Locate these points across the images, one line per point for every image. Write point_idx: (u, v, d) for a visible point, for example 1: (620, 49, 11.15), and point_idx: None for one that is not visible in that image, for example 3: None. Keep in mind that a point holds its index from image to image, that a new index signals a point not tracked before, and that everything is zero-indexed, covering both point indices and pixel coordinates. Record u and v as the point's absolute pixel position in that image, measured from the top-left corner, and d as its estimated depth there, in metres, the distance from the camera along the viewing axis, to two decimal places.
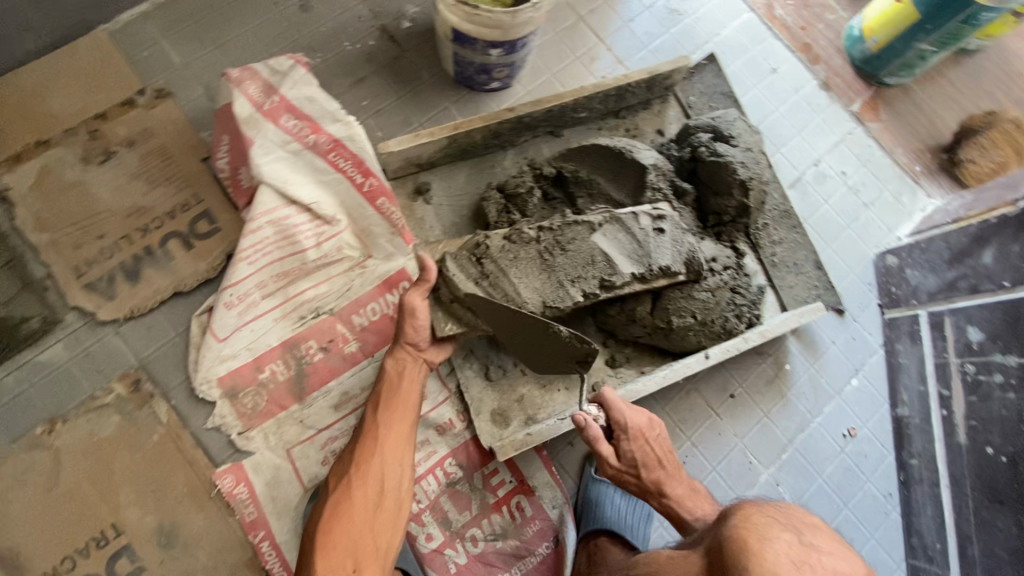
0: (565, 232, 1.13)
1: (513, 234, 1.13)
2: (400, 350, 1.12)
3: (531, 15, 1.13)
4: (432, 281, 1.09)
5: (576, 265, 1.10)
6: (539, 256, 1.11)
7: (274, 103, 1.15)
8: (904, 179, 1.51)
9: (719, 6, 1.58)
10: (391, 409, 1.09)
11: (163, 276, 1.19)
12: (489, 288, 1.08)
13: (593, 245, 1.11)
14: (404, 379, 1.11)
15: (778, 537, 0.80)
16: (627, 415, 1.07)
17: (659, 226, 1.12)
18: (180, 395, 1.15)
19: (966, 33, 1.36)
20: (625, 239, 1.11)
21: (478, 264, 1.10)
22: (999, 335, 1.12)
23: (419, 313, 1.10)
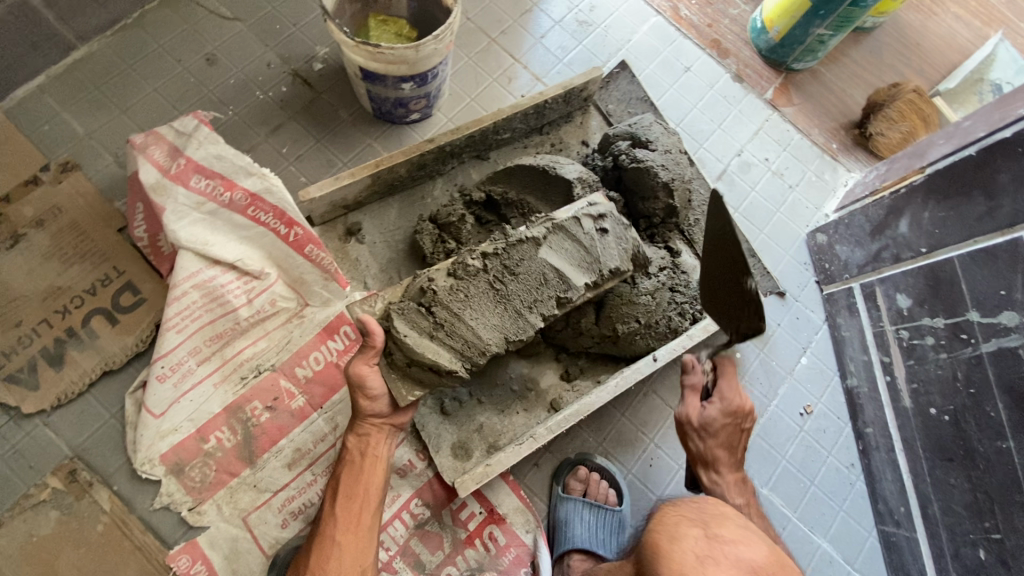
0: (510, 253, 1.03)
1: (458, 269, 1.02)
2: (361, 426, 1.04)
3: (434, 47, 1.13)
4: (379, 344, 0.98)
5: (529, 288, 1.03)
6: (491, 287, 1.02)
7: (180, 165, 1.13)
8: (823, 158, 1.57)
9: (626, 13, 1.62)
10: (350, 501, 1.01)
11: (89, 356, 1.13)
12: (447, 338, 0.99)
13: (544, 263, 1.03)
14: (365, 460, 1.04)
15: (686, 535, 0.86)
16: (736, 396, 1.01)
17: (603, 226, 1.07)
18: (121, 479, 1.10)
19: (857, 15, 1.42)
20: (572, 247, 1.05)
21: (429, 314, 0.99)
22: (924, 298, 1.15)
23: (371, 384, 1.00)
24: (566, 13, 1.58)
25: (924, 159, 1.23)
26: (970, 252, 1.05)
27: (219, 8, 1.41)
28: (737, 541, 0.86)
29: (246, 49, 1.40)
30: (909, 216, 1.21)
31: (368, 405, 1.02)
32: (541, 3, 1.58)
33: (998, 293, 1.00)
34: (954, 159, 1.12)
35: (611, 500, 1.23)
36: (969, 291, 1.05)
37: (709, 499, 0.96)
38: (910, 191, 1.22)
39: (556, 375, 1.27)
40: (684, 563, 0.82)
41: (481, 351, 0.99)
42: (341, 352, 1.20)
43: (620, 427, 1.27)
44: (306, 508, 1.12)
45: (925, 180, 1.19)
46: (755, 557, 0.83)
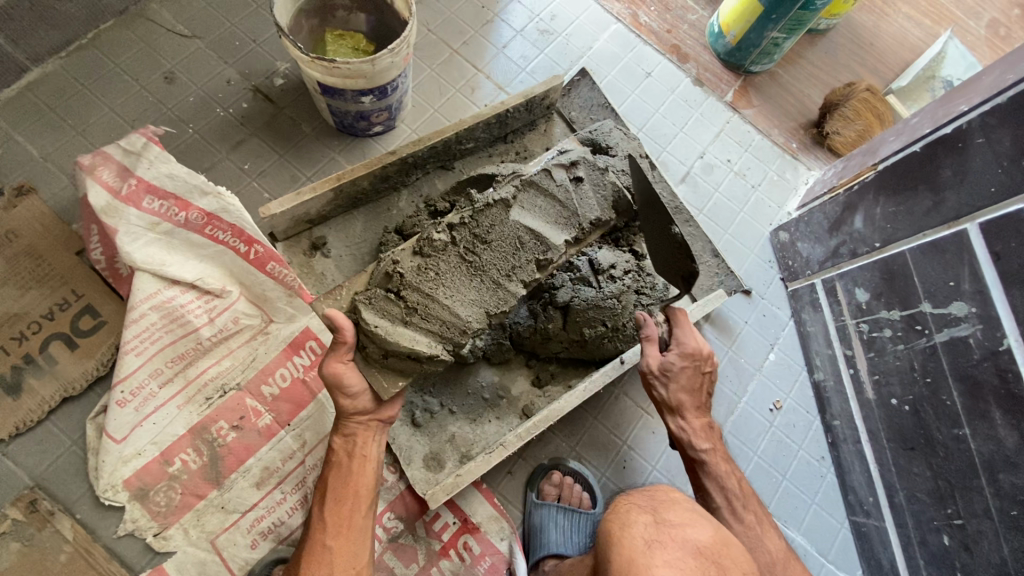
0: (480, 220, 1.02)
1: (425, 247, 1.00)
2: (348, 425, 1.01)
3: (390, 60, 1.13)
4: (350, 339, 0.95)
5: (505, 253, 1.00)
6: (462, 260, 1.00)
7: (131, 186, 1.12)
8: (784, 157, 1.60)
9: (587, 20, 1.64)
10: (340, 504, 0.98)
11: (47, 383, 1.11)
12: (423, 321, 0.97)
13: (516, 224, 1.01)
14: (354, 461, 1.01)
15: (636, 521, 0.94)
16: (691, 336, 1.06)
17: (575, 176, 1.06)
18: (85, 507, 1.08)
19: (809, 18, 1.45)
20: (545, 204, 1.04)
21: (398, 299, 0.97)
22: (881, 291, 1.18)
23: (349, 382, 0.96)
24: (527, 22, 1.60)
25: (876, 156, 1.26)
26: (920, 245, 1.08)
27: (176, 26, 1.40)
28: (685, 525, 0.93)
29: (206, 66, 1.39)
30: (863, 211, 1.24)
31: (350, 405, 0.99)
32: (502, 12, 1.60)
33: (947, 284, 1.03)
34: (903, 155, 1.15)
35: (586, 503, 1.22)
36: (920, 283, 1.08)
37: (660, 488, 1.05)
38: (863, 187, 1.25)
39: (527, 381, 1.28)
40: (634, 547, 0.90)
41: (461, 331, 0.97)
42: (307, 367, 1.19)
43: (593, 430, 1.28)
44: (276, 527, 1.11)
45: (877, 177, 1.22)
46: (699, 534, 0.92)
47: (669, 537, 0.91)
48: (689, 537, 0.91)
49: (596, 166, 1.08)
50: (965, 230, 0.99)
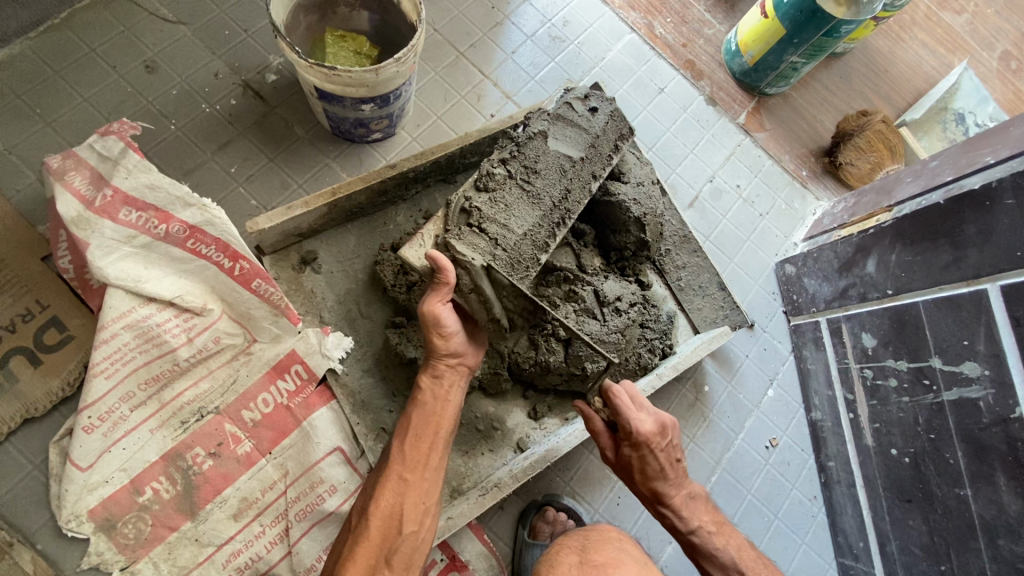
0: (526, 153, 1.07)
1: (488, 182, 1.04)
2: (435, 367, 0.99)
3: (396, 70, 1.05)
4: (453, 279, 0.93)
5: (555, 180, 1.07)
6: (523, 190, 1.04)
7: (106, 197, 1.02)
8: (793, 185, 1.57)
9: (601, 29, 1.56)
10: (419, 441, 0.93)
11: (6, 402, 1.03)
12: (508, 250, 0.99)
13: (559, 153, 1.08)
14: (438, 403, 0.97)
15: (561, 563, 0.90)
16: (635, 420, 0.93)
17: (591, 106, 1.13)
18: (46, 537, 1.01)
19: (830, 45, 1.40)
20: (574, 133, 1.10)
21: (482, 233, 0.99)
22: (889, 340, 1.16)
23: (446, 321, 0.95)
24: (538, 27, 1.52)
25: (892, 197, 1.23)
26: (935, 298, 1.06)
27: (161, 9, 1.29)
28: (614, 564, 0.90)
29: (191, 56, 1.28)
30: (876, 256, 1.20)
31: (443, 345, 0.98)
32: (513, 15, 1.51)
33: (961, 343, 1.00)
34: (922, 203, 1.12)
35: None
36: (932, 337, 1.06)
37: (596, 529, 1.00)
38: (877, 231, 1.22)
39: (522, 412, 1.23)
40: None
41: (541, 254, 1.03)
42: (292, 392, 1.13)
43: (588, 464, 1.25)
44: (253, 563, 1.05)
45: (892, 222, 1.18)
46: None
47: None
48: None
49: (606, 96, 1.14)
50: (985, 290, 0.96)
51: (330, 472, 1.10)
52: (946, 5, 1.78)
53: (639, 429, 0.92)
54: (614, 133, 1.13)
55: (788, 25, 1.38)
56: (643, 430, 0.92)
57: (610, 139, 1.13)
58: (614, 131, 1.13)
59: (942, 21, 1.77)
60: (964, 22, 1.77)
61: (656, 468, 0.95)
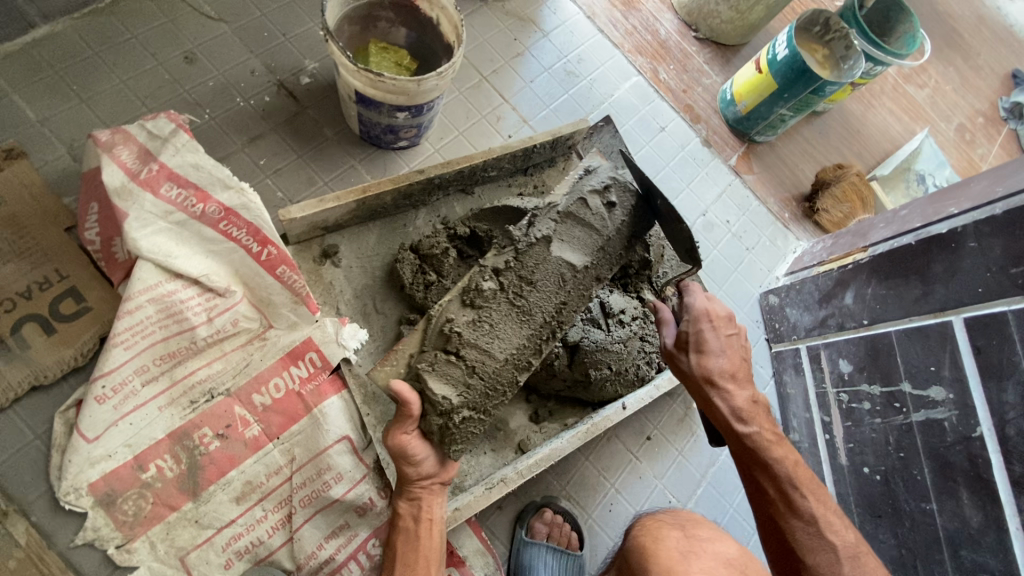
0: (524, 262, 1.01)
1: (476, 299, 0.97)
2: (412, 490, 0.97)
3: (436, 83, 1.13)
4: (417, 413, 0.90)
5: (551, 292, 1.01)
6: (513, 306, 0.98)
7: (152, 171, 1.05)
8: (777, 225, 1.70)
9: (611, 68, 1.70)
10: (409, 570, 0.93)
11: (15, 368, 1.02)
12: (484, 376, 0.94)
13: (560, 260, 1.02)
14: (420, 526, 0.96)
15: (668, 535, 0.99)
16: (701, 299, 0.99)
17: (608, 201, 1.06)
18: (42, 509, 1.00)
19: (815, 101, 1.57)
20: (582, 233, 1.04)
21: (458, 360, 0.93)
22: (864, 365, 1.27)
23: (413, 451, 0.93)
24: (555, 61, 1.65)
25: (867, 239, 1.37)
26: (905, 329, 1.18)
27: (204, 6, 1.35)
28: (711, 538, 1.01)
29: (230, 52, 1.34)
30: (854, 289, 1.33)
31: (414, 471, 0.95)
32: (533, 48, 1.64)
33: (929, 368, 1.12)
34: (894, 244, 1.25)
35: (574, 544, 1.22)
36: (903, 363, 1.18)
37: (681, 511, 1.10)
38: (855, 267, 1.34)
39: (524, 415, 1.28)
40: (670, 554, 0.95)
41: (518, 373, 0.98)
42: (304, 379, 1.15)
43: (584, 470, 1.30)
44: (253, 547, 1.05)
45: (868, 260, 1.31)
46: (725, 549, 1.00)
47: (700, 549, 0.98)
48: (717, 550, 0.99)
49: (627, 188, 1.07)
50: (951, 322, 1.09)
51: (337, 460, 1.11)
52: (911, 79, 2.02)
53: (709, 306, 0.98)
54: (627, 232, 1.06)
55: (780, 80, 1.54)
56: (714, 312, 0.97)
57: (624, 236, 1.06)
58: (630, 228, 1.06)
59: (907, 93, 2.00)
60: (926, 95, 2.01)
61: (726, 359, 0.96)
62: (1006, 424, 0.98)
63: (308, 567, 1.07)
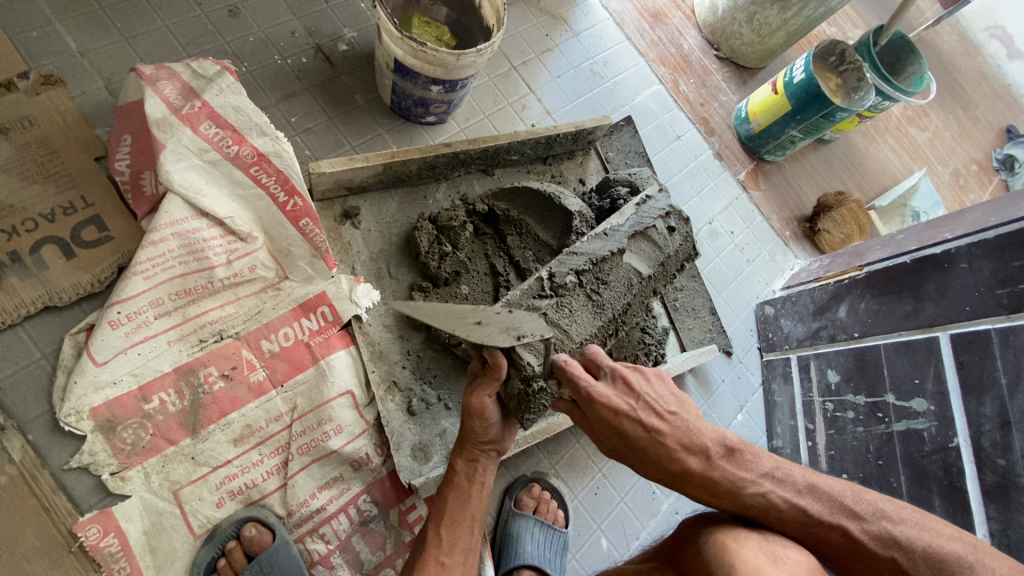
0: (601, 266, 1.08)
1: (557, 287, 1.05)
2: (471, 450, 0.97)
3: (474, 60, 1.18)
4: (504, 376, 0.89)
5: (620, 292, 1.09)
6: (589, 300, 1.06)
7: (194, 108, 1.09)
8: (777, 241, 1.77)
9: (635, 74, 1.76)
10: (456, 526, 0.93)
11: (32, 286, 1.03)
12: (562, 353, 1.00)
13: (631, 268, 1.11)
14: (474, 487, 0.95)
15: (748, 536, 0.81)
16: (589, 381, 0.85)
17: (670, 225, 1.15)
18: (39, 428, 1.00)
19: (825, 126, 1.64)
20: (648, 248, 1.12)
21: (542, 335, 0.96)
22: (851, 376, 1.33)
23: (488, 413, 0.93)
24: (583, 61, 1.71)
25: (863, 258, 1.41)
26: (894, 342, 1.24)
27: None
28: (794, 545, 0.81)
29: (272, 11, 1.37)
30: (848, 303, 1.39)
31: (480, 433, 0.95)
32: (562, 46, 1.69)
33: (913, 381, 1.17)
34: (889, 263, 1.30)
35: (560, 521, 1.24)
36: (889, 376, 1.23)
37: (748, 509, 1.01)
38: (850, 282, 1.40)
39: None
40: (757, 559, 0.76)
41: None
42: (314, 331, 1.16)
43: (574, 452, 1.33)
44: (246, 489, 1.06)
45: (863, 277, 1.37)
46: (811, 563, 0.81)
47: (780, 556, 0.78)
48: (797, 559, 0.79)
49: (685, 217, 1.17)
50: (937, 337, 1.15)
51: (338, 413, 1.13)
52: (913, 121, 2.11)
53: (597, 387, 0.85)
54: (684, 254, 1.17)
55: (795, 102, 1.62)
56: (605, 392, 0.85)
57: (678, 260, 1.17)
58: (685, 252, 1.17)
59: (909, 133, 2.09)
60: (926, 138, 2.10)
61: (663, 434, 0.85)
62: (982, 436, 1.03)
63: (298, 514, 1.08)
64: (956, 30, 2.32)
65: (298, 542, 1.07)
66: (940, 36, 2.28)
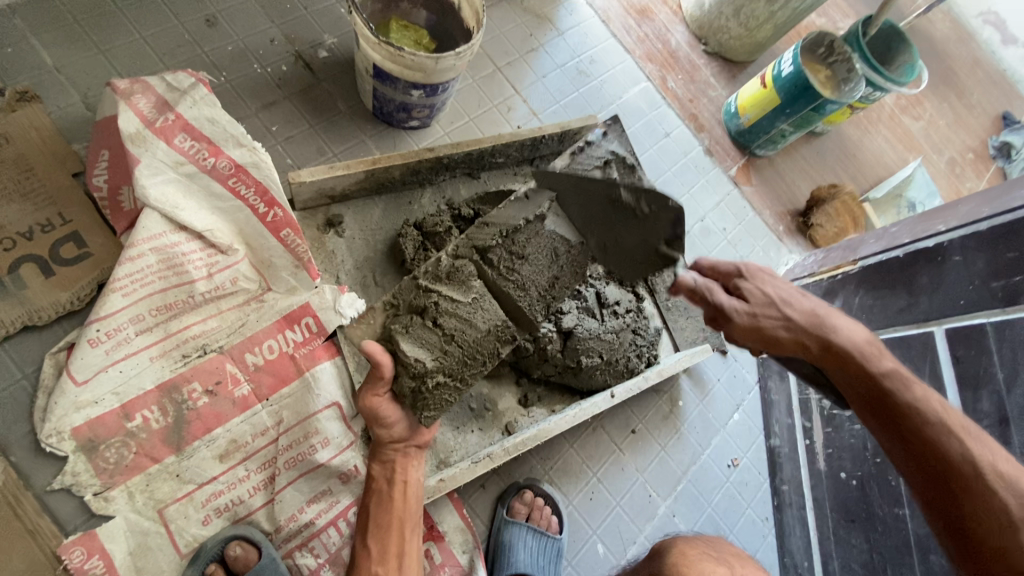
0: (516, 235, 0.96)
1: (450, 273, 0.97)
2: (385, 452, 0.99)
3: (453, 63, 1.16)
4: (389, 374, 0.92)
5: (543, 266, 0.96)
6: (502, 280, 0.95)
7: (168, 120, 1.08)
8: (771, 237, 1.75)
9: (621, 71, 1.74)
10: (383, 532, 0.94)
11: (10, 306, 1.02)
12: (461, 345, 0.94)
13: (555, 234, 0.95)
14: (393, 488, 0.98)
15: (713, 571, 0.89)
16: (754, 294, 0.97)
17: (611, 175, 1.01)
18: (22, 449, 0.99)
19: (815, 119, 1.61)
20: (583, 208, 0.96)
21: (435, 327, 0.94)
22: None
23: (384, 413, 0.95)
24: (568, 59, 1.69)
25: (856, 253, 1.39)
26: (889, 338, 1.21)
27: None
28: None
29: (250, 19, 1.35)
30: (842, 298, 1.37)
31: (386, 433, 0.97)
32: (547, 45, 1.67)
33: (909, 377, 1.15)
34: (882, 257, 1.28)
35: (554, 527, 1.23)
36: None
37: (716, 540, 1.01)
38: (843, 277, 1.38)
39: (513, 399, 1.28)
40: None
41: (496, 344, 0.96)
42: (298, 343, 1.15)
43: (567, 457, 1.31)
44: (232, 506, 1.05)
45: (856, 271, 1.34)
46: None
47: None
48: None
49: (625, 162, 1.10)
50: (932, 332, 1.12)
51: (325, 426, 1.11)
52: (907, 111, 2.09)
53: (765, 290, 0.96)
54: None
55: (783, 95, 1.59)
56: (744, 301, 0.95)
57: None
58: None
59: (903, 123, 2.06)
60: (920, 127, 2.08)
61: (782, 341, 0.95)
62: None
63: (286, 529, 1.07)
64: (948, 17, 2.29)
65: (286, 558, 1.06)
66: (932, 24, 2.25)
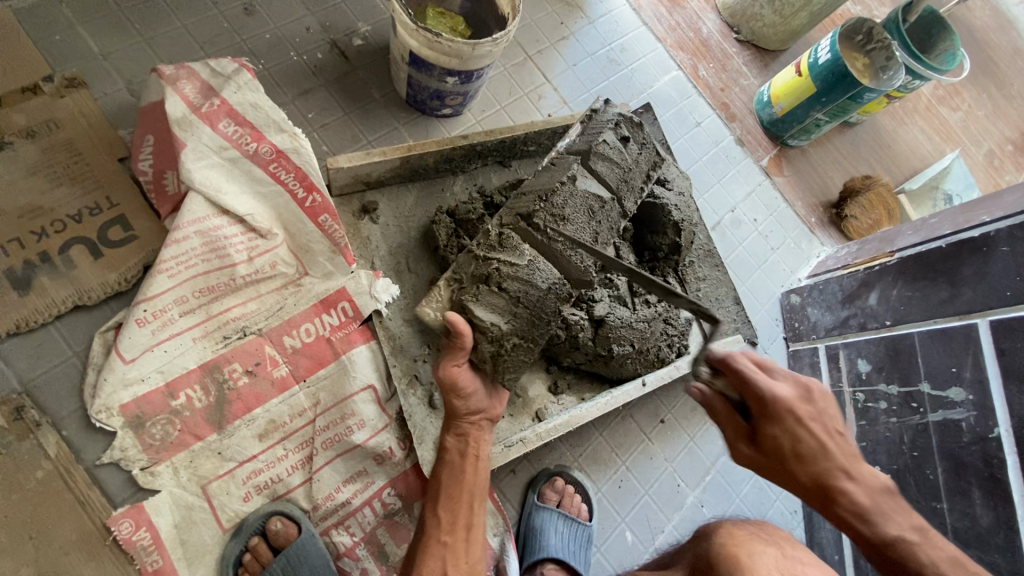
0: (554, 198, 1.05)
1: (501, 241, 1.02)
2: (462, 425, 1.00)
3: (490, 49, 1.16)
4: (468, 343, 0.95)
5: (583, 224, 1.06)
6: (552, 241, 1.03)
7: (213, 106, 1.10)
8: (802, 228, 1.72)
9: (653, 60, 1.73)
10: (453, 504, 0.94)
11: (61, 285, 1.05)
12: (529, 307, 1.00)
13: (587, 194, 1.07)
14: (466, 461, 0.98)
15: (762, 551, 0.92)
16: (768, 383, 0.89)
17: (621, 136, 1.13)
18: (73, 424, 1.02)
19: (852, 108, 1.58)
20: (608, 167, 1.10)
21: (501, 291, 0.98)
22: (883, 365, 1.29)
23: (463, 384, 0.97)
24: (599, 48, 1.68)
25: (894, 244, 1.36)
26: (928, 330, 1.19)
27: None
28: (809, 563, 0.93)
29: (288, 8, 1.37)
30: (879, 290, 1.35)
31: (462, 406, 0.98)
32: (578, 33, 1.66)
33: (950, 370, 1.13)
34: (921, 248, 1.26)
35: (584, 514, 1.24)
36: (924, 365, 1.19)
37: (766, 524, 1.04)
38: (881, 269, 1.35)
39: (544, 386, 1.29)
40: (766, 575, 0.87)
41: (557, 305, 1.03)
42: (335, 327, 1.16)
43: (597, 444, 1.32)
44: (272, 484, 1.08)
45: (895, 263, 1.32)
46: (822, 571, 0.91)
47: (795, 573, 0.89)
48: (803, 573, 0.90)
49: (634, 122, 1.16)
50: (975, 324, 1.10)
51: (361, 407, 1.13)
52: (944, 101, 2.03)
53: (790, 436, 0.87)
54: (645, 164, 1.15)
55: (820, 84, 1.56)
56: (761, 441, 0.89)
57: (642, 170, 1.15)
58: (647, 160, 1.16)
59: (941, 114, 2.01)
60: (958, 118, 2.02)
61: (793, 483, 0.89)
62: None
63: (323, 508, 1.09)
64: (989, 5, 2.22)
65: (323, 535, 1.08)
66: (972, 11, 2.19)
